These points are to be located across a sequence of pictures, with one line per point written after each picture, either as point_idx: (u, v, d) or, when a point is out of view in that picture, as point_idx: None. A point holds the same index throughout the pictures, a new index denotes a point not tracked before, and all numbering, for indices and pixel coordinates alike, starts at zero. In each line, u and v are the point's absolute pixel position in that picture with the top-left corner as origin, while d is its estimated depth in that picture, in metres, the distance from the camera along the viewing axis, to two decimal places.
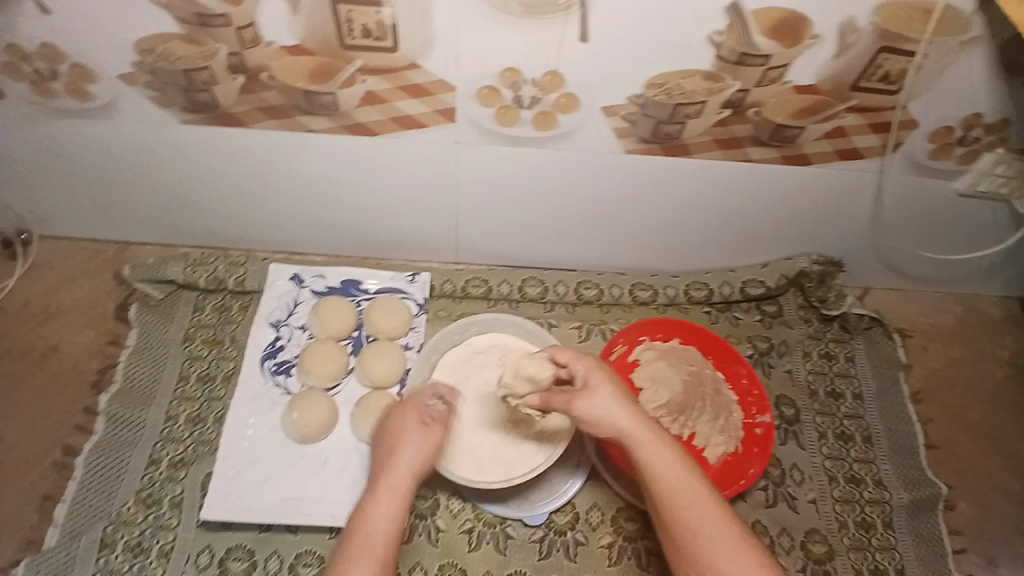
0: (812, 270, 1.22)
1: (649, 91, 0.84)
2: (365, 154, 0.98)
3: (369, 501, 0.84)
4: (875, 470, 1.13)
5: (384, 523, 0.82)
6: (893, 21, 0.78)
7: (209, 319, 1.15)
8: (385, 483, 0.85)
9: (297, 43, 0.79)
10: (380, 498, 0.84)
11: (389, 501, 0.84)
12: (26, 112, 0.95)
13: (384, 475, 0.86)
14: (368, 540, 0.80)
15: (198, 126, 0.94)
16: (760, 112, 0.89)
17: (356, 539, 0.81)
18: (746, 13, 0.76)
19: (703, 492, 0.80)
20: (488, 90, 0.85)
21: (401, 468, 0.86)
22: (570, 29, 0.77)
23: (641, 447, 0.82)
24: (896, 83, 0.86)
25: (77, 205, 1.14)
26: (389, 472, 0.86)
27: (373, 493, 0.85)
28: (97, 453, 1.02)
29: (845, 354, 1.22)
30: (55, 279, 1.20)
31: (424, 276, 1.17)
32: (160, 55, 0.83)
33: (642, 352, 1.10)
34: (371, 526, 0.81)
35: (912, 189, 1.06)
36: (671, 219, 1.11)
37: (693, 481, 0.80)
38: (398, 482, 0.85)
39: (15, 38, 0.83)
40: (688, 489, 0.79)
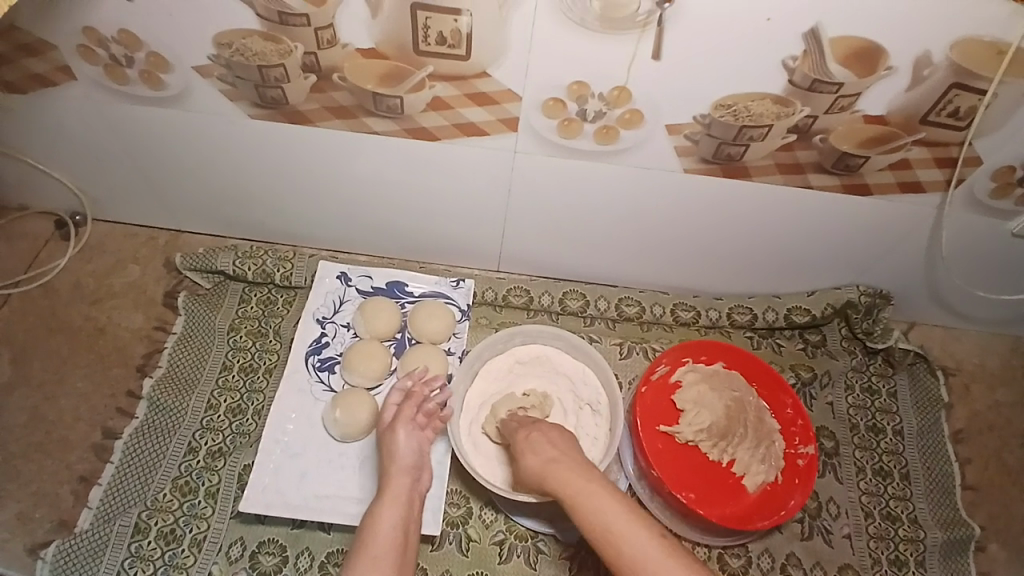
0: (861, 302, 1.20)
1: (716, 111, 0.84)
2: (423, 158, 0.99)
3: (376, 508, 0.86)
4: (910, 508, 1.10)
5: (390, 532, 0.84)
6: (969, 58, 0.77)
7: (254, 311, 1.16)
8: (386, 492, 0.88)
9: (373, 47, 0.81)
10: (383, 506, 0.86)
11: (393, 510, 0.86)
12: (99, 97, 0.98)
13: (388, 482, 0.88)
14: (373, 549, 0.81)
15: (263, 121, 0.96)
16: (827, 139, 0.88)
17: (362, 547, 0.82)
18: (824, 40, 0.75)
19: (646, 526, 0.78)
20: (553, 102, 0.85)
21: (398, 476, 0.89)
22: (643, 46, 0.77)
23: (582, 495, 0.81)
24: (964, 120, 0.85)
25: (136, 190, 1.17)
26: (389, 481, 0.88)
27: (379, 501, 0.87)
28: (137, 439, 1.04)
29: (888, 389, 1.19)
30: (108, 262, 1.23)
31: (469, 283, 1.16)
32: (237, 50, 0.85)
33: (685, 374, 1.08)
34: (378, 535, 0.83)
35: (972, 226, 1.03)
36: (721, 242, 1.10)
37: (634, 518, 0.78)
38: (398, 490, 0.88)
39: (100, 25, 0.86)
40: (627, 528, 0.77)
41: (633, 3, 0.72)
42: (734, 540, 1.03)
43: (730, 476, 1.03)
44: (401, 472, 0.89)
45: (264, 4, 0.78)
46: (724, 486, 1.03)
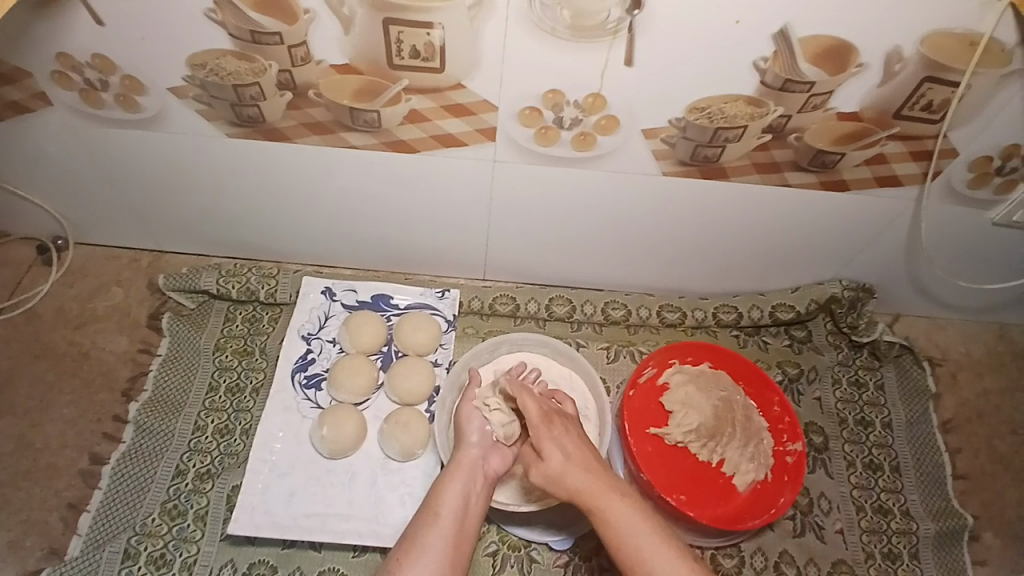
0: (844, 296, 1.21)
1: (690, 115, 0.85)
2: (403, 170, 0.99)
3: (445, 478, 0.89)
4: (902, 500, 1.11)
5: (454, 503, 0.86)
6: (939, 51, 0.78)
7: (240, 329, 1.15)
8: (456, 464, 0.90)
9: (346, 62, 0.81)
10: (451, 478, 0.88)
11: (460, 482, 0.88)
12: (75, 121, 0.97)
13: (457, 456, 0.91)
14: (438, 516, 0.84)
15: (242, 139, 0.96)
16: (802, 137, 0.89)
17: (428, 515, 0.85)
18: (793, 40, 0.76)
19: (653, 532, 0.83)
20: (529, 111, 0.86)
21: (468, 452, 0.91)
22: (615, 53, 0.78)
23: (598, 501, 0.85)
24: (939, 112, 0.86)
25: (117, 213, 1.16)
26: (460, 455, 0.91)
27: (449, 472, 0.90)
28: (125, 463, 1.03)
29: (875, 382, 1.20)
30: (90, 285, 1.22)
31: (454, 293, 1.16)
32: (211, 70, 0.85)
33: (672, 375, 1.09)
34: (443, 504, 0.85)
35: (949, 217, 1.05)
36: (703, 242, 1.11)
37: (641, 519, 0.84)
38: (469, 463, 0.90)
39: (72, 50, 0.85)
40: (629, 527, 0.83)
41: (603, 12, 0.73)
42: (726, 541, 1.04)
43: (719, 476, 1.04)
44: (471, 456, 0.91)
45: (236, 23, 0.78)
46: (714, 486, 1.03)
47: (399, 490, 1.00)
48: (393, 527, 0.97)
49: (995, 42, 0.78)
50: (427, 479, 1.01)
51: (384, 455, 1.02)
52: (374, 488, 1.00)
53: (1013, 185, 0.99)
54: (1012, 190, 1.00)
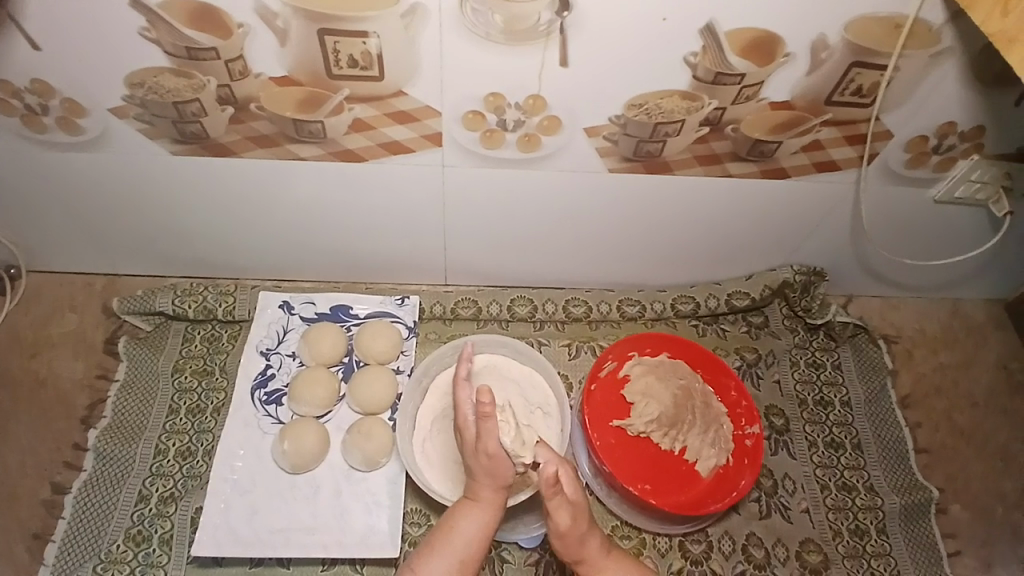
0: (796, 280, 1.24)
1: (628, 112, 0.87)
2: (354, 179, 0.99)
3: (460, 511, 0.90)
4: (865, 476, 1.14)
5: (468, 534, 0.88)
6: (863, 36, 0.81)
7: (199, 350, 1.14)
8: (474, 497, 0.91)
9: (285, 74, 0.81)
10: (469, 509, 0.90)
11: (476, 516, 0.89)
12: (15, 146, 0.95)
13: (475, 487, 0.91)
14: (451, 545, 0.87)
15: (190, 156, 0.96)
16: (737, 129, 0.92)
17: (443, 541, 0.88)
18: (720, 35, 0.79)
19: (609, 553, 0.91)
20: (472, 114, 0.87)
21: (484, 484, 0.90)
22: (550, 54, 0.80)
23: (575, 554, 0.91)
24: (867, 97, 0.89)
25: (65, 237, 1.14)
26: (477, 487, 0.91)
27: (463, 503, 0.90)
28: (87, 491, 1.01)
29: (832, 362, 1.23)
30: (42, 313, 1.19)
31: (414, 299, 1.17)
32: (150, 88, 0.84)
33: (632, 367, 1.11)
34: (457, 535, 0.88)
35: (891, 197, 1.09)
36: (657, 235, 1.14)
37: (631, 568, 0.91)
38: (487, 498, 0.90)
39: (6, 74, 0.84)
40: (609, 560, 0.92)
41: (534, 15, 0.75)
42: (692, 527, 1.06)
43: (683, 464, 1.06)
44: (484, 471, 0.90)
45: (170, 40, 0.78)
46: (679, 473, 1.05)
47: (364, 499, 1.00)
48: (359, 536, 0.97)
49: (922, 22, 0.81)
50: (391, 486, 1.01)
51: (348, 466, 1.02)
52: (340, 499, 1.00)
53: (947, 163, 1.03)
54: (946, 168, 1.04)
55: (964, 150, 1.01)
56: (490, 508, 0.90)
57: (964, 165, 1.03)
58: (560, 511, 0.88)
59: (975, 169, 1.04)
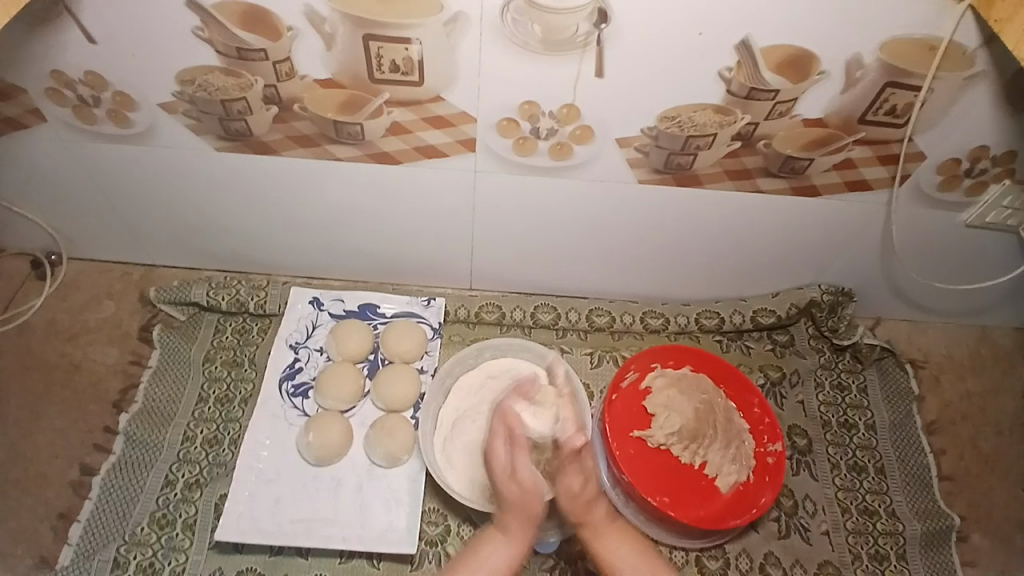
0: (823, 300, 1.23)
1: (661, 124, 0.88)
2: (388, 181, 1.02)
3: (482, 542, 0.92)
4: (887, 502, 1.12)
5: (497, 566, 0.90)
6: (897, 56, 0.81)
7: (229, 341, 1.17)
8: (500, 528, 0.93)
9: (329, 76, 0.84)
10: (496, 544, 0.91)
11: (497, 545, 0.91)
12: (67, 136, 1.00)
13: (503, 520, 0.93)
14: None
15: (230, 153, 0.99)
16: (770, 144, 0.92)
17: (473, 572, 0.89)
18: (755, 50, 0.80)
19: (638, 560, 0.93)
20: (507, 122, 0.89)
21: (511, 515, 0.92)
22: (585, 65, 0.81)
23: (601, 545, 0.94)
24: (902, 116, 0.89)
25: (108, 226, 1.18)
26: (505, 518, 0.93)
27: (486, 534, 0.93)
28: (114, 474, 1.04)
29: (858, 385, 1.22)
30: (82, 299, 1.24)
31: (440, 301, 1.19)
32: (199, 86, 0.88)
33: (654, 379, 1.11)
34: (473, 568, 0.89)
35: (921, 219, 1.08)
36: (683, 249, 1.14)
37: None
38: (513, 526, 0.92)
39: (64, 67, 0.88)
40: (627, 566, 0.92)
41: (572, 26, 0.77)
42: (710, 542, 1.05)
43: (703, 478, 1.06)
44: (513, 502, 0.92)
45: (222, 40, 0.81)
46: (698, 488, 1.05)
47: (384, 496, 1.02)
48: (378, 532, 0.98)
49: (956, 45, 0.81)
50: (411, 483, 1.03)
51: (369, 462, 1.04)
52: (360, 494, 1.01)
53: (981, 187, 1.02)
54: (980, 192, 1.03)
55: (996, 175, 1.00)
56: (517, 539, 0.92)
57: (996, 190, 1.03)
58: (569, 483, 0.93)
59: (1006, 195, 1.03)
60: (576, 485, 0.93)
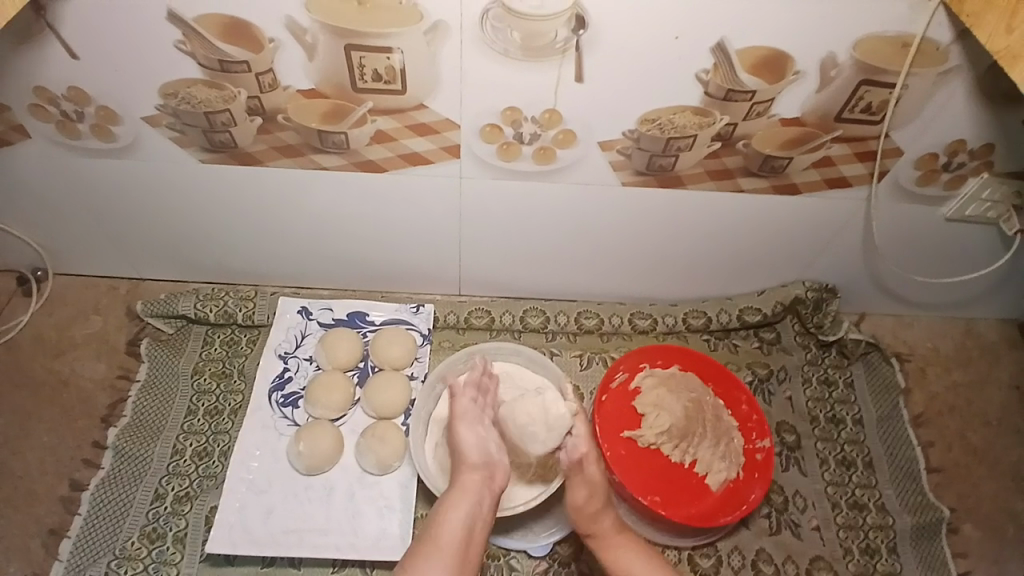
0: (809, 297, 1.24)
1: (642, 126, 0.89)
2: (374, 190, 1.02)
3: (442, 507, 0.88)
4: (876, 495, 1.13)
5: (460, 527, 0.86)
6: (871, 55, 0.83)
7: (217, 353, 1.17)
8: (459, 487, 0.90)
9: (312, 86, 0.85)
10: (453, 502, 0.88)
11: (461, 505, 0.88)
12: (51, 151, 1.00)
13: (460, 478, 0.91)
14: (437, 543, 0.84)
15: (215, 165, 0.99)
16: (749, 144, 0.94)
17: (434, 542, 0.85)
18: (731, 52, 0.81)
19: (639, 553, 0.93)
20: (490, 128, 0.90)
21: (473, 475, 0.91)
22: (566, 70, 0.82)
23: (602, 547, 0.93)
24: (878, 113, 0.91)
25: (93, 240, 1.18)
26: (466, 477, 0.91)
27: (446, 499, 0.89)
28: (104, 489, 1.04)
29: (845, 380, 1.23)
30: (68, 314, 1.23)
31: (429, 308, 1.19)
32: (183, 99, 0.88)
33: (643, 378, 1.12)
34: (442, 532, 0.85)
35: (901, 214, 1.10)
36: (668, 249, 1.15)
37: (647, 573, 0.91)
38: (473, 485, 0.91)
39: (46, 82, 0.88)
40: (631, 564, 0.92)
41: (551, 32, 0.78)
42: (702, 540, 1.06)
43: (693, 476, 1.06)
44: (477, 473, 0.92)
45: (205, 53, 0.82)
46: (689, 486, 1.06)
47: (376, 503, 1.01)
48: (371, 540, 0.98)
49: (929, 42, 0.83)
50: (403, 490, 1.03)
51: (361, 469, 1.04)
52: (353, 501, 1.01)
53: (958, 181, 1.04)
54: (957, 186, 1.05)
55: (975, 167, 1.02)
56: (472, 496, 0.89)
57: (973, 183, 1.05)
58: (573, 495, 0.93)
59: (983, 188, 1.05)
60: (582, 497, 0.93)
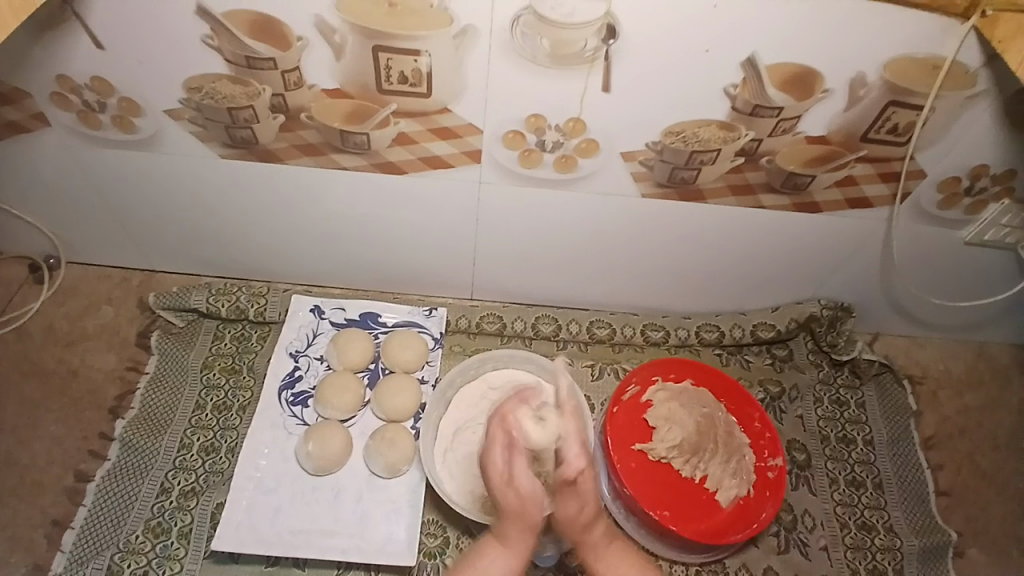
0: (822, 315, 1.24)
1: (666, 138, 0.89)
2: (391, 191, 1.02)
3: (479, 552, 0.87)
4: (885, 517, 1.12)
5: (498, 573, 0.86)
6: (901, 74, 0.82)
7: (228, 348, 1.17)
8: (500, 538, 0.87)
9: (337, 86, 0.84)
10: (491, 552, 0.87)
11: (499, 559, 0.86)
12: (71, 141, 1.00)
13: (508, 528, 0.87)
14: None
15: (234, 160, 0.99)
16: (773, 160, 0.93)
17: None
18: (760, 67, 0.81)
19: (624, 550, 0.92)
20: (513, 134, 0.90)
21: (512, 528, 0.86)
22: (593, 79, 0.82)
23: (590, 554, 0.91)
24: (903, 135, 0.90)
25: (109, 232, 1.18)
26: (506, 530, 0.87)
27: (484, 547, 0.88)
28: (109, 481, 1.03)
29: (856, 400, 1.22)
30: (80, 304, 1.23)
31: (442, 311, 1.18)
32: (206, 93, 0.88)
33: (655, 392, 1.11)
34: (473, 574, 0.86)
35: (921, 236, 1.09)
36: (683, 262, 1.14)
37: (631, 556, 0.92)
38: (513, 539, 0.87)
39: (71, 72, 0.88)
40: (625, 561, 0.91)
41: (580, 41, 0.77)
42: (710, 557, 1.05)
43: (703, 491, 1.06)
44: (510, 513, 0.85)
45: (231, 49, 0.82)
46: (698, 502, 1.05)
47: (384, 507, 1.01)
48: (378, 543, 0.98)
49: (958, 64, 0.82)
50: (412, 495, 1.02)
51: (369, 472, 1.03)
52: (360, 504, 1.01)
53: (980, 205, 1.03)
54: (979, 210, 1.04)
55: (996, 193, 1.01)
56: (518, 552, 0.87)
57: (995, 208, 1.04)
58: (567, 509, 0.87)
59: (1004, 213, 1.05)
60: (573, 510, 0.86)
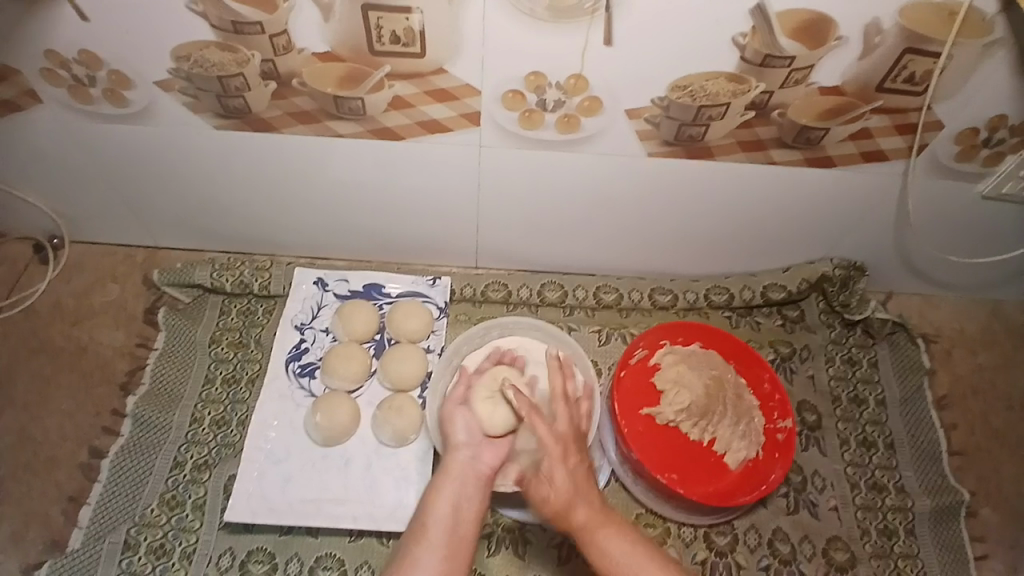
0: (834, 274, 1.21)
1: (672, 94, 0.86)
2: (388, 158, 0.99)
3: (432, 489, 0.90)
4: (896, 477, 1.11)
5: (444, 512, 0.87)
6: (916, 20, 0.78)
7: (235, 322, 1.16)
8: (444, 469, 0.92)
9: (328, 50, 0.82)
10: (443, 484, 0.90)
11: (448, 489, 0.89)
12: (64, 116, 0.98)
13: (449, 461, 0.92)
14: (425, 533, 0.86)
15: (228, 131, 0.97)
16: (784, 114, 0.90)
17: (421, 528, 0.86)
18: (770, 16, 0.77)
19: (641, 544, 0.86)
20: (512, 94, 0.87)
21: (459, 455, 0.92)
22: (595, 32, 0.78)
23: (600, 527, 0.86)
24: (921, 85, 0.86)
25: (109, 207, 1.17)
26: (451, 459, 0.92)
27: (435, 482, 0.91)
28: (124, 456, 1.04)
29: (869, 360, 1.20)
30: (85, 281, 1.23)
31: (446, 280, 1.17)
32: (195, 62, 0.85)
33: (663, 356, 1.10)
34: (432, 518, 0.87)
35: (936, 190, 1.05)
36: (689, 224, 1.12)
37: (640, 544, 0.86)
38: (458, 468, 0.91)
39: (57, 44, 0.86)
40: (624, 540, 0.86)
41: None
42: (719, 519, 1.05)
43: (712, 455, 1.05)
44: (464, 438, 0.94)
45: (218, 14, 0.79)
46: (706, 464, 1.05)
47: (393, 474, 1.01)
48: (388, 510, 0.98)
49: (976, 9, 0.78)
50: (421, 462, 1.02)
51: (378, 442, 1.04)
52: (369, 472, 1.01)
53: (996, 158, 0.99)
54: (996, 163, 1.00)
55: (1014, 145, 0.96)
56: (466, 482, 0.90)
57: (1013, 160, 0.99)
58: (578, 460, 0.90)
59: None
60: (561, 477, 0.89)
